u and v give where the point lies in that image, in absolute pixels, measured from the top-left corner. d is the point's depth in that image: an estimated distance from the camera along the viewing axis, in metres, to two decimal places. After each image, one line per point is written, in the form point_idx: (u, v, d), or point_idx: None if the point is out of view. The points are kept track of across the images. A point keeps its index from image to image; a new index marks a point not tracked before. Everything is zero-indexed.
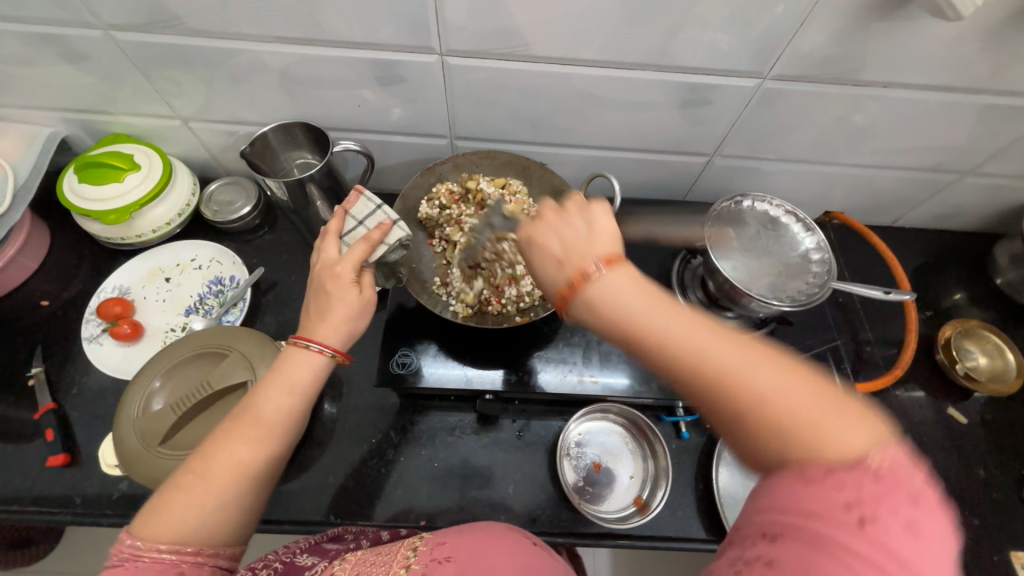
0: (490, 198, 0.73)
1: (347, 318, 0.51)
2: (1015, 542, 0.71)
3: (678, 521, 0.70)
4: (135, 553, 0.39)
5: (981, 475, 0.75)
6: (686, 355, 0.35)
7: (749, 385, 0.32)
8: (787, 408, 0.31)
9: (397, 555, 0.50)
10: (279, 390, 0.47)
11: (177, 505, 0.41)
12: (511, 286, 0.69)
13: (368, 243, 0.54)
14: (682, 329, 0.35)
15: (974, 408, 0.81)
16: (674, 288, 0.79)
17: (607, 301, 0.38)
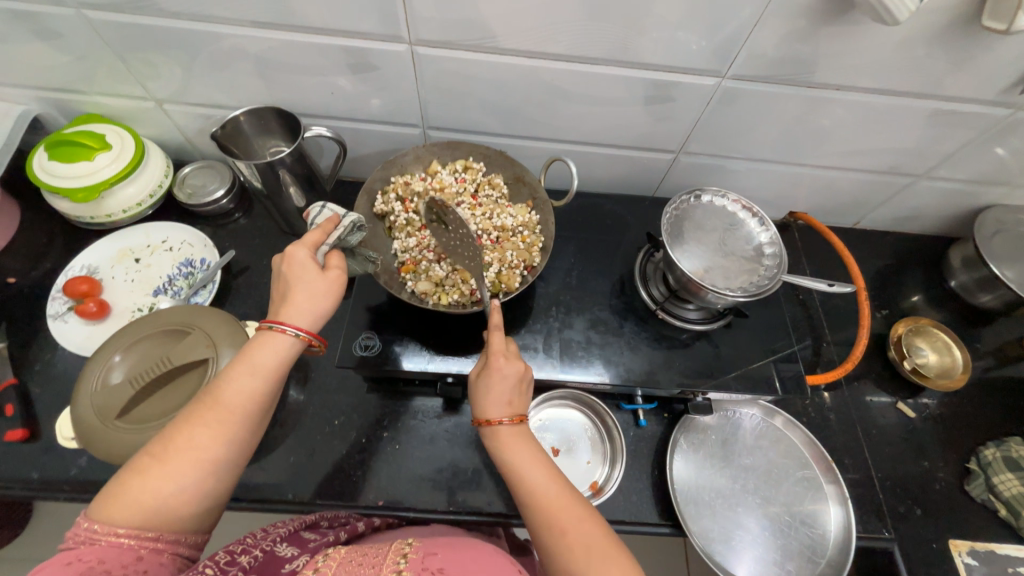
0: (452, 185, 0.71)
1: (309, 300, 0.53)
2: (955, 530, 0.73)
3: (632, 507, 0.70)
4: (93, 536, 0.41)
5: (926, 465, 0.78)
6: (533, 494, 0.49)
7: (563, 518, 0.47)
8: (576, 538, 0.45)
9: (385, 560, 0.48)
10: (241, 373, 0.49)
11: (135, 490, 0.43)
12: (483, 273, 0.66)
13: (321, 230, 0.57)
14: (536, 472, 0.50)
15: (923, 403, 0.83)
16: (637, 281, 0.80)
17: (502, 438, 0.53)
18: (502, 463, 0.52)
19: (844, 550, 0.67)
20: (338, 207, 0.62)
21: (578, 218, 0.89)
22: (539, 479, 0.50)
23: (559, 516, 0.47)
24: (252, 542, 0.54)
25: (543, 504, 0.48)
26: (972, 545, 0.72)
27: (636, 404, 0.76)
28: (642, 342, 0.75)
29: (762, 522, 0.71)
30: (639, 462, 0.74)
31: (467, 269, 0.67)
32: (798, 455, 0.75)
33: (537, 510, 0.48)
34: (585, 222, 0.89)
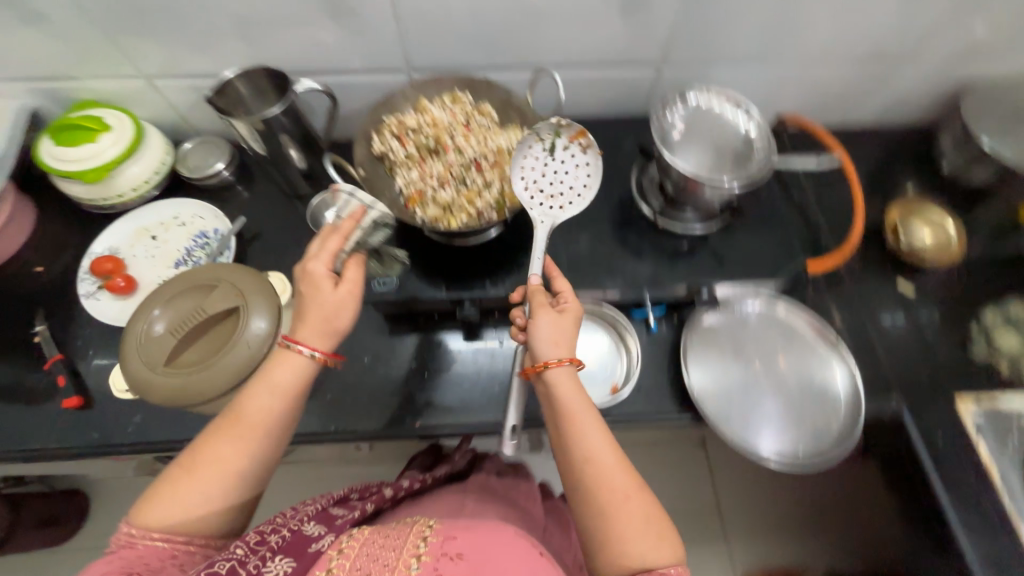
0: (445, 118, 0.72)
1: (325, 317, 0.57)
2: (961, 388, 0.77)
3: (652, 401, 0.75)
4: (132, 540, 0.49)
5: (927, 335, 0.82)
6: (587, 454, 0.52)
7: (614, 485, 0.50)
8: (627, 507, 0.49)
9: (407, 542, 0.53)
10: (263, 389, 0.55)
11: (171, 497, 0.51)
12: (487, 191, 0.66)
13: (340, 234, 0.59)
14: (594, 436, 0.53)
15: (922, 279, 0.86)
16: (634, 194, 0.83)
17: (556, 393, 0.56)
18: (556, 409, 0.55)
19: (851, 430, 0.71)
20: (365, 200, 0.62)
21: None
22: (597, 444, 0.52)
23: (608, 484, 0.51)
24: (281, 523, 0.60)
25: (594, 468, 0.51)
26: (978, 399, 0.76)
27: (646, 310, 0.80)
28: (645, 248, 0.78)
29: (776, 401, 0.75)
30: (654, 362, 0.78)
31: (471, 192, 0.67)
32: (803, 339, 0.79)
33: (585, 465, 0.52)
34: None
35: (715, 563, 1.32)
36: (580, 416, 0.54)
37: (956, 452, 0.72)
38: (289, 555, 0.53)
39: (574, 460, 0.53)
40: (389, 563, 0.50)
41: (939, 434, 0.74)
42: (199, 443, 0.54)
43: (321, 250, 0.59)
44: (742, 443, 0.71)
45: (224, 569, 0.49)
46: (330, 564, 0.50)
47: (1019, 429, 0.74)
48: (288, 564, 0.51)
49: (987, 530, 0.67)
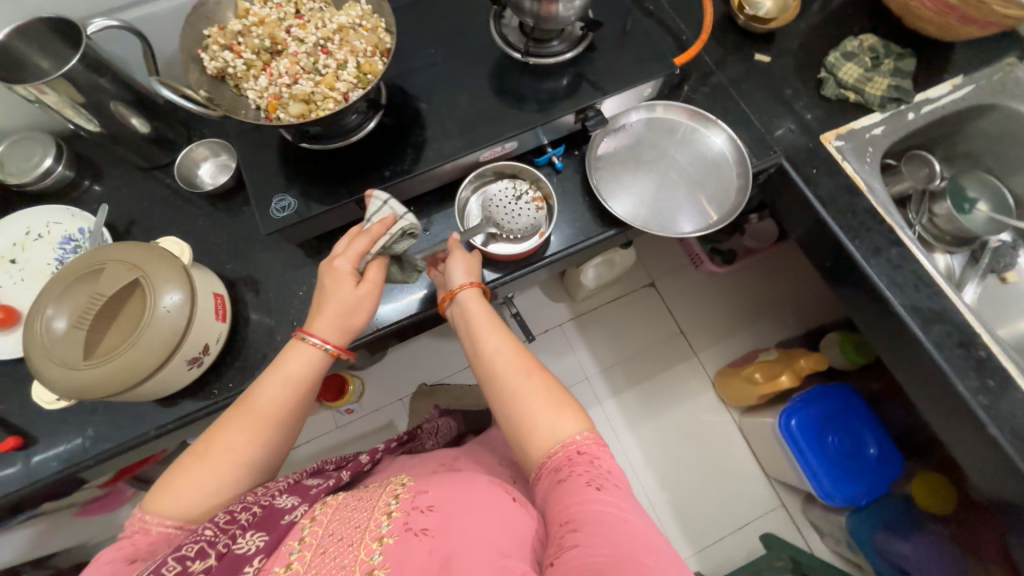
0: (271, 15, 0.65)
1: (344, 312, 0.65)
2: (824, 128, 0.86)
3: (578, 231, 0.81)
4: (144, 526, 0.54)
5: (789, 92, 0.89)
6: (490, 355, 0.64)
7: (516, 376, 0.62)
8: (527, 393, 0.61)
9: (379, 501, 0.59)
10: (276, 382, 0.62)
11: (181, 483, 0.56)
12: (346, 70, 0.62)
13: (369, 238, 0.66)
14: (495, 341, 0.65)
15: (774, 45, 0.93)
16: (496, 43, 0.81)
17: (465, 309, 0.69)
18: (465, 324, 0.68)
19: (738, 195, 0.81)
20: (396, 208, 0.67)
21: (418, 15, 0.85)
22: (499, 347, 0.64)
23: (508, 376, 0.62)
24: (256, 497, 0.59)
25: (497, 364, 0.64)
26: (838, 132, 0.86)
27: (547, 153, 0.83)
28: (523, 91, 0.78)
29: (676, 189, 0.82)
30: (569, 198, 0.83)
31: (329, 77, 0.62)
32: (684, 128, 0.85)
33: (492, 365, 0.64)
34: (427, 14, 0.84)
35: (690, 374, 1.56)
36: (480, 329, 0.66)
37: (830, 179, 0.83)
38: (262, 530, 0.54)
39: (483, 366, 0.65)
40: (361, 526, 0.54)
41: (813, 171, 0.84)
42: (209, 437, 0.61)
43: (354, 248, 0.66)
44: (656, 231, 0.79)
45: (193, 552, 0.50)
46: (302, 534, 0.55)
47: (872, 145, 0.86)
48: (260, 538, 0.53)
49: (865, 230, 0.79)
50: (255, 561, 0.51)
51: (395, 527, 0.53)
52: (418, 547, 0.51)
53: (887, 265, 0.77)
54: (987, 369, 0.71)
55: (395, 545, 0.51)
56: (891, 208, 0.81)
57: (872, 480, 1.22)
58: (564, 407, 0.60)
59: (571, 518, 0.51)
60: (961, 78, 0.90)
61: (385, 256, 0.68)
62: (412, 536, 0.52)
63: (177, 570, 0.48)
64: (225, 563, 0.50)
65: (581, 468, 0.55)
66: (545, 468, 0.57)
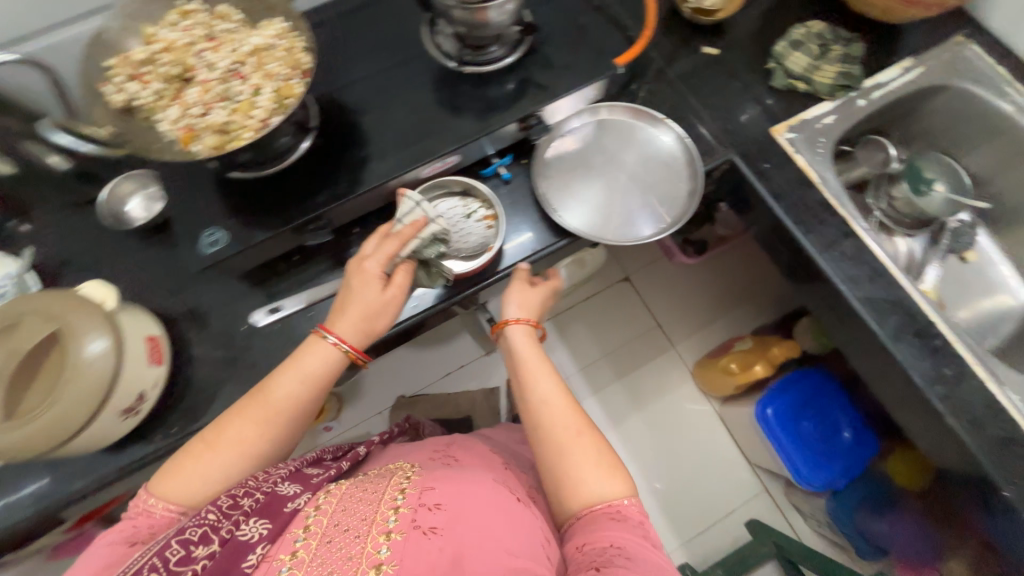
0: (181, 39, 0.62)
1: (365, 316, 0.63)
2: (774, 120, 0.85)
3: (530, 243, 0.79)
4: (148, 507, 0.55)
5: (738, 84, 0.88)
6: (538, 398, 0.63)
7: (568, 418, 0.62)
8: (577, 439, 0.60)
9: (385, 494, 0.57)
10: (294, 378, 0.61)
11: (187, 470, 0.57)
12: (261, 95, 0.59)
13: (400, 241, 0.64)
14: (548, 383, 0.64)
15: (720, 36, 0.91)
16: (432, 53, 0.78)
17: (515, 344, 0.68)
18: (514, 363, 0.67)
19: (686, 196, 0.79)
20: (428, 210, 0.65)
21: (350, 27, 0.81)
22: (551, 391, 0.64)
23: (558, 416, 0.62)
24: (256, 483, 0.58)
25: (547, 405, 0.63)
26: (788, 123, 0.84)
27: (493, 164, 0.80)
28: (462, 102, 0.75)
29: (623, 191, 0.80)
30: (518, 209, 0.80)
31: (244, 103, 0.59)
32: (632, 128, 0.83)
33: (536, 407, 0.63)
34: (359, 26, 0.80)
35: (670, 367, 1.56)
36: (530, 366, 0.66)
37: (782, 172, 0.82)
38: (265, 516, 0.53)
39: (529, 405, 0.64)
40: (367, 518, 0.53)
41: (766, 165, 0.82)
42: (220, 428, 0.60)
43: (378, 250, 0.64)
44: (604, 238, 0.77)
45: (197, 536, 0.50)
46: (307, 522, 0.54)
47: (823, 135, 0.85)
48: (264, 525, 0.53)
49: (819, 223, 0.79)
50: (258, 549, 0.51)
51: (402, 522, 0.52)
52: (426, 546, 0.50)
53: (842, 258, 0.76)
54: (943, 357, 0.71)
55: (404, 542, 0.50)
56: (844, 199, 0.80)
57: (852, 460, 1.23)
58: (614, 463, 0.59)
59: (610, 550, 0.51)
60: (909, 60, 0.89)
61: (412, 259, 0.66)
62: (420, 535, 0.51)
63: (180, 555, 0.49)
64: (227, 550, 0.50)
65: (628, 526, 0.54)
66: (588, 519, 0.56)
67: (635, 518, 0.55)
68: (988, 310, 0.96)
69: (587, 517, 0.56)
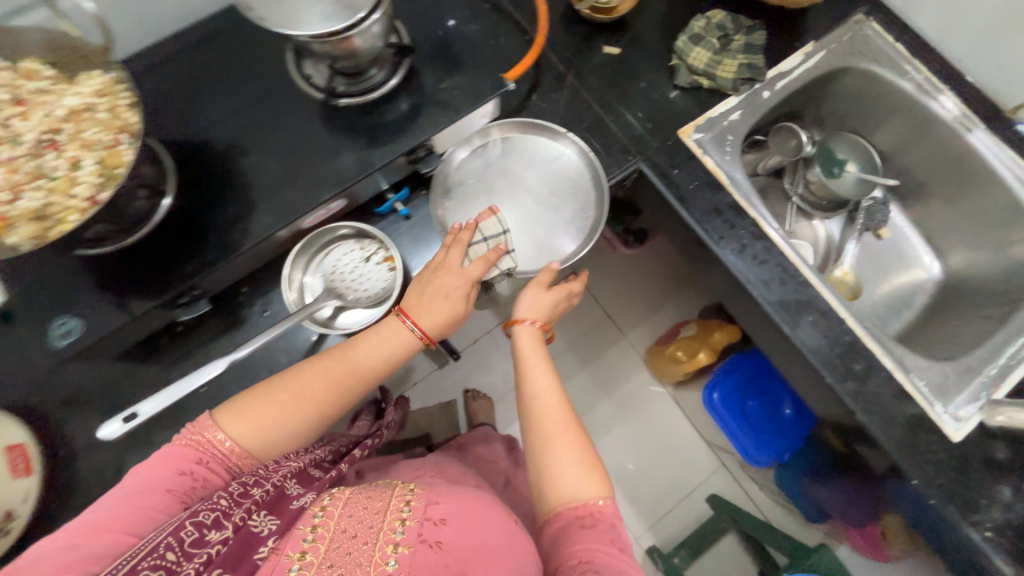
0: None
1: (445, 319, 0.62)
2: (681, 121, 0.82)
3: None
4: (208, 442, 0.53)
5: (642, 85, 0.84)
6: (533, 394, 0.62)
7: (557, 415, 0.60)
8: (567, 438, 0.59)
9: (389, 505, 0.54)
10: (371, 351, 0.60)
11: (266, 412, 0.55)
12: (82, 169, 0.52)
13: (486, 264, 0.63)
14: (544, 379, 0.63)
15: (621, 33, 0.86)
16: (302, 86, 0.69)
17: (523, 344, 0.66)
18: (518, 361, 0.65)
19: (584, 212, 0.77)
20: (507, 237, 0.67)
21: (206, 57, 0.71)
22: (548, 389, 0.62)
23: (549, 414, 0.60)
24: (264, 473, 0.56)
25: (543, 401, 0.61)
26: (695, 124, 0.82)
27: (388, 200, 0.74)
28: (341, 137, 0.68)
29: (520, 214, 0.77)
30: (421, 245, 0.75)
31: (62, 180, 0.52)
32: (535, 146, 0.78)
33: (533, 403, 0.61)
34: (216, 56, 0.71)
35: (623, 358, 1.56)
36: (528, 363, 0.64)
37: (691, 177, 0.80)
38: (273, 512, 0.51)
39: (524, 399, 0.63)
40: (373, 528, 0.51)
41: (674, 170, 0.80)
42: (298, 376, 0.58)
43: (467, 267, 0.63)
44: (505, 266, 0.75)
45: (211, 520, 0.48)
46: (315, 521, 0.51)
47: (731, 133, 0.82)
48: (273, 521, 0.50)
49: (730, 228, 0.77)
50: (268, 542, 0.48)
51: (410, 536, 0.50)
52: (433, 559, 0.49)
53: (753, 262, 0.76)
54: (853, 353, 0.72)
55: (412, 555, 0.48)
56: (754, 199, 0.79)
57: (795, 435, 1.28)
58: (597, 464, 0.58)
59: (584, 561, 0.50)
60: (812, 44, 0.87)
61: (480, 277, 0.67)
62: (427, 549, 0.49)
63: (194, 536, 0.47)
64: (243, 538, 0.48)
65: (602, 528, 0.53)
66: (565, 518, 0.55)
67: (612, 522, 0.54)
68: (903, 285, 0.98)
69: (563, 517, 0.55)
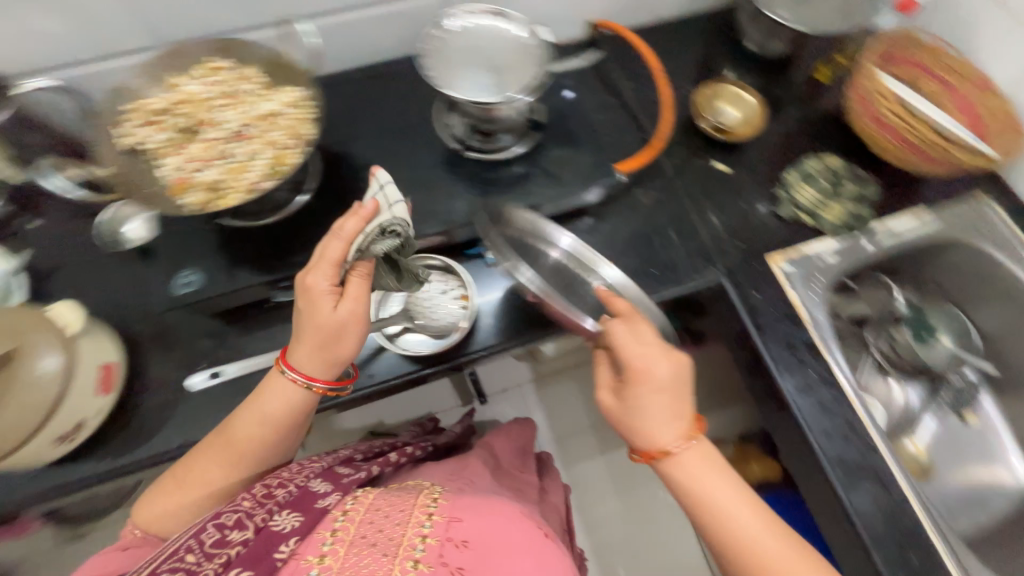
0: (198, 92, 0.65)
1: (319, 333, 0.59)
2: (773, 247, 0.83)
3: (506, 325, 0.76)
4: (133, 527, 0.61)
5: (744, 205, 0.87)
6: (732, 529, 0.58)
7: (759, 543, 0.57)
8: (777, 560, 0.56)
9: (408, 515, 0.57)
10: (251, 419, 0.61)
11: (162, 501, 0.61)
12: (257, 161, 0.62)
13: (338, 249, 0.59)
14: (724, 495, 0.59)
15: (733, 155, 0.90)
16: (444, 136, 0.79)
17: (685, 474, 0.60)
18: (683, 488, 0.60)
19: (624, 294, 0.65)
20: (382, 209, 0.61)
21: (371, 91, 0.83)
22: (731, 506, 0.58)
23: (754, 545, 0.57)
24: (292, 475, 0.63)
25: (741, 535, 0.57)
26: (786, 254, 0.83)
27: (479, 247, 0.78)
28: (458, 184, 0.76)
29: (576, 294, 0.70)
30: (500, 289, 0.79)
31: (239, 164, 0.62)
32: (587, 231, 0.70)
33: (737, 548, 0.57)
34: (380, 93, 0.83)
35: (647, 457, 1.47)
36: (693, 483, 0.60)
37: (771, 304, 0.79)
38: (296, 510, 0.57)
39: (716, 535, 0.58)
40: (391, 535, 0.55)
41: (755, 293, 0.80)
42: (189, 464, 0.62)
43: (325, 257, 0.59)
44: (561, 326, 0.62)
45: (231, 523, 0.54)
46: (335, 525, 0.56)
47: (821, 271, 0.82)
48: (296, 518, 0.56)
49: (800, 366, 0.75)
50: (289, 542, 0.54)
51: (430, 554, 0.53)
52: None
53: (818, 407, 0.73)
54: (910, 542, 0.66)
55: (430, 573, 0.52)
56: (831, 343, 0.77)
57: None
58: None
59: None
60: (925, 209, 0.86)
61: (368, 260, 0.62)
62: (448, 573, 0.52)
63: (215, 537, 0.53)
64: (261, 538, 0.54)
65: None
66: None
67: None
68: (978, 479, 0.89)
69: None
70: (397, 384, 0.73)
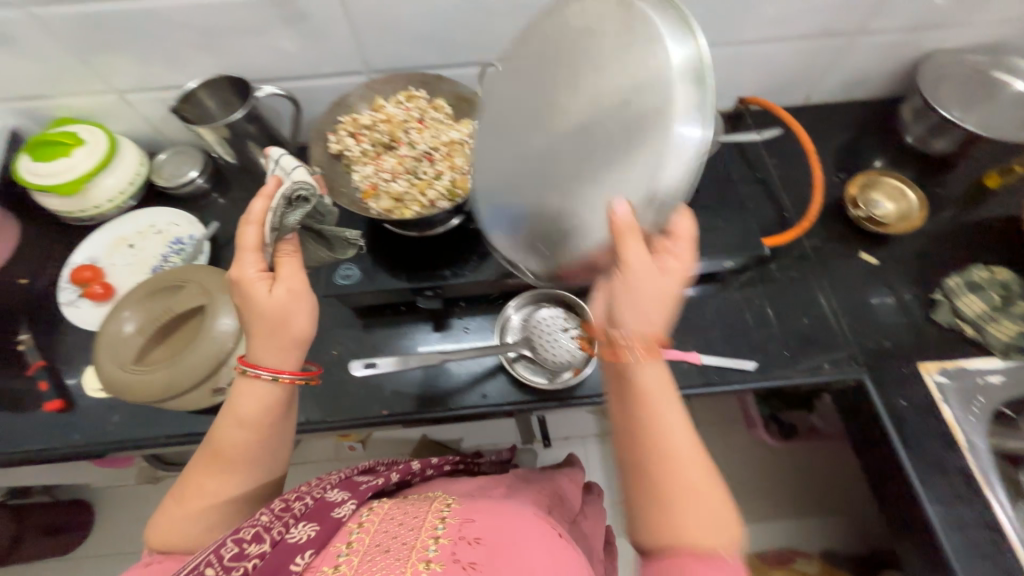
0: (398, 115, 0.75)
1: (274, 318, 0.54)
2: (924, 354, 0.76)
3: None
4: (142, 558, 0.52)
5: (893, 303, 0.81)
6: (663, 443, 0.45)
7: (670, 455, 0.44)
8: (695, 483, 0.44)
9: (425, 519, 0.51)
10: (230, 423, 0.53)
11: (166, 522, 0.52)
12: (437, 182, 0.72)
13: (251, 233, 0.54)
14: (672, 426, 0.46)
15: (884, 249, 0.86)
16: None
17: (642, 381, 0.46)
18: (639, 377, 0.46)
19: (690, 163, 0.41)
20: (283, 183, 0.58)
21: None
22: (684, 440, 0.45)
23: (677, 455, 0.45)
24: (307, 492, 0.58)
25: (667, 449, 0.45)
26: (941, 365, 0.75)
27: None
28: None
29: None
30: None
31: (422, 182, 0.72)
32: None
33: (658, 458, 0.45)
34: None
35: None
36: (649, 375, 0.46)
37: (918, 416, 0.72)
38: (311, 521, 0.51)
39: (642, 430, 0.46)
40: (407, 543, 0.48)
41: (901, 401, 0.73)
42: (194, 480, 0.54)
43: (246, 246, 0.55)
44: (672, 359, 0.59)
45: (249, 536, 0.48)
46: (351, 539, 0.50)
47: (982, 393, 0.74)
48: (311, 529, 0.50)
49: (950, 494, 0.67)
50: (303, 555, 0.47)
51: (442, 554, 0.46)
52: None
53: (969, 548, 0.64)
54: None
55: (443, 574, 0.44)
56: (993, 479, 0.68)
57: None
58: None
59: None
60: None
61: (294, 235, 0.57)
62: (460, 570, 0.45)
63: (233, 552, 0.46)
64: (279, 552, 0.47)
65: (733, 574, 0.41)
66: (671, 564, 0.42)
67: None
68: None
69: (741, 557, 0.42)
70: (489, 411, 0.74)
